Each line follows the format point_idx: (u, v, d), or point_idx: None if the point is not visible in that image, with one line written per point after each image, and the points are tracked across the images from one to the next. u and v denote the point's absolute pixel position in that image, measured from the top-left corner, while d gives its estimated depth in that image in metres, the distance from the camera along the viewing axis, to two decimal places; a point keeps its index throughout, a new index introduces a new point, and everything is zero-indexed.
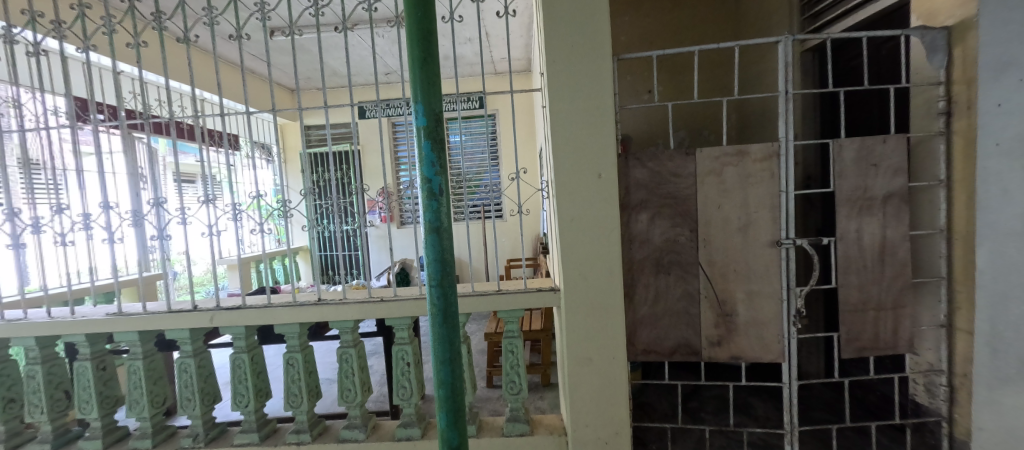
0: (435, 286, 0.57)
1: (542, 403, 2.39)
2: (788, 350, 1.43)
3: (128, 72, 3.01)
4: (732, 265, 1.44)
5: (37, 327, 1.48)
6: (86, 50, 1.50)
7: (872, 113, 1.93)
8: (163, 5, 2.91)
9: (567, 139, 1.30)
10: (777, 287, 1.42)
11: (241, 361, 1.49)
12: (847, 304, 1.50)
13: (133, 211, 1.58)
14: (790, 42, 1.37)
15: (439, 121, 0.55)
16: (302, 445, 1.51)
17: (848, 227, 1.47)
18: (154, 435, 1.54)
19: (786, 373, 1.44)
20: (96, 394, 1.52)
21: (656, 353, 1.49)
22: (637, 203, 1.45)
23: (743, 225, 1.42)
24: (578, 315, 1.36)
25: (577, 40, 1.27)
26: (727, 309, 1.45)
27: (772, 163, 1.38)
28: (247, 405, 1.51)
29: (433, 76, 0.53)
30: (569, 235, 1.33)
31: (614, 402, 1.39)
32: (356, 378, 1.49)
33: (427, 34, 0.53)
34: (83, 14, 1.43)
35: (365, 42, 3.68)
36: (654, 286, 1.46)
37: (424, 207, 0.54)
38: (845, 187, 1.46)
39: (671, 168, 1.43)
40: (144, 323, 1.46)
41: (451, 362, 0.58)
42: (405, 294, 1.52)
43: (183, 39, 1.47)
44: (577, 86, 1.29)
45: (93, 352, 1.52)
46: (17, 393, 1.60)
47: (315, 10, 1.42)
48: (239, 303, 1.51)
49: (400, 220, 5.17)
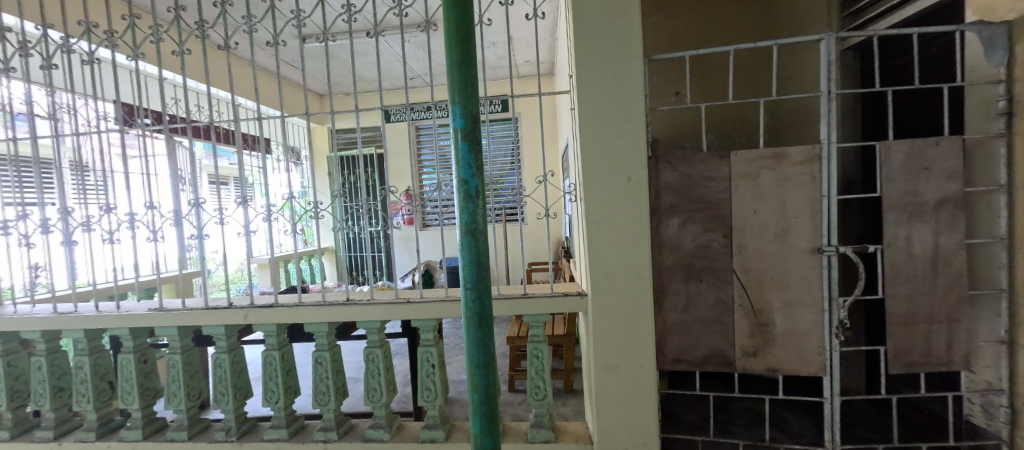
0: (469, 289, 0.59)
1: (565, 410, 2.35)
2: (830, 364, 1.35)
3: (172, 78, 3.20)
4: (769, 272, 1.37)
5: (84, 321, 1.56)
6: (136, 58, 1.56)
7: (922, 113, 1.81)
8: (207, 13, 3.10)
9: (595, 142, 1.29)
10: (817, 297, 1.34)
11: (272, 358, 1.53)
12: (895, 316, 1.41)
13: (174, 211, 1.64)
14: (833, 40, 1.31)
15: (476, 122, 0.57)
16: (329, 443, 1.51)
17: (895, 235, 1.38)
18: (189, 427, 1.59)
19: (827, 388, 1.36)
20: (138, 385, 1.59)
21: (686, 362, 1.44)
22: (667, 207, 1.41)
23: (781, 230, 1.35)
24: (605, 322, 1.34)
25: (604, 39, 1.26)
26: (763, 319, 1.39)
27: (814, 166, 1.32)
28: (277, 401, 1.54)
29: (469, 77, 0.56)
30: (596, 238, 1.31)
31: (641, 412, 1.36)
32: (382, 378, 1.51)
33: (466, 37, 0.56)
34: (133, 24, 1.49)
35: (395, 47, 3.80)
36: (684, 293, 1.42)
37: (462, 209, 0.57)
38: (892, 192, 1.37)
39: (702, 171, 1.38)
40: (182, 319, 1.52)
41: (485, 366, 0.60)
42: (431, 296, 1.52)
43: (224, 46, 1.51)
44: (610, 87, 1.27)
45: (135, 345, 1.58)
46: (65, 384, 1.69)
47: (349, 17, 1.45)
48: (271, 301, 1.55)
49: (423, 222, 5.22)
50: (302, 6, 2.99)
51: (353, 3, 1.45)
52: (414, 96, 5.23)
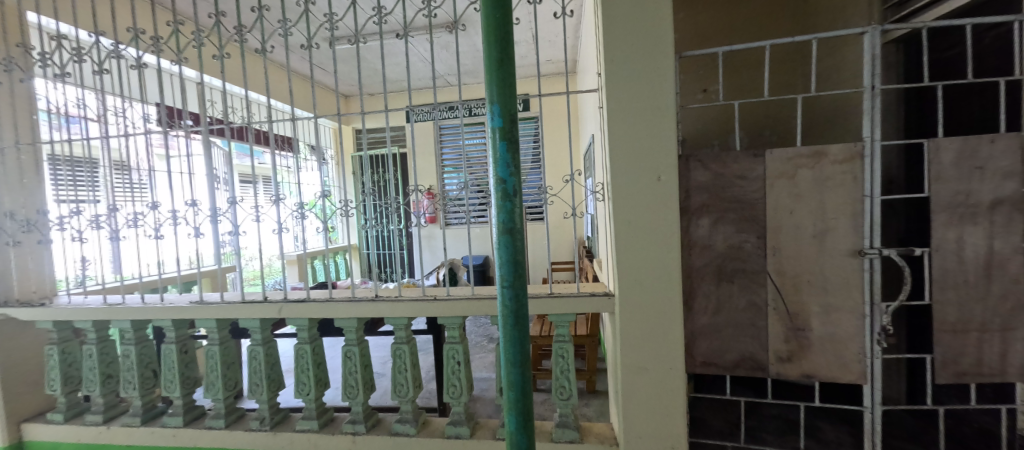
0: (506, 287, 0.60)
1: (588, 411, 2.34)
2: (871, 372, 1.29)
3: (211, 82, 3.34)
4: (806, 275, 1.32)
5: (131, 312, 1.65)
6: (178, 62, 1.63)
7: (974, 109, 1.70)
8: (244, 18, 3.22)
9: (623, 141, 1.27)
10: (858, 301, 1.29)
11: (303, 351, 1.58)
12: (943, 323, 1.34)
13: (213, 209, 1.71)
14: (878, 33, 1.25)
15: (513, 121, 0.57)
16: (358, 436, 1.55)
17: (945, 237, 1.31)
18: (226, 416, 1.66)
19: (868, 397, 1.31)
20: (179, 374, 1.67)
21: (716, 366, 1.41)
22: (698, 207, 1.38)
23: (819, 232, 1.30)
24: (632, 323, 1.32)
25: (635, 36, 1.24)
26: (799, 323, 1.34)
27: (856, 165, 1.26)
28: (308, 393, 1.59)
29: (508, 76, 0.56)
30: (624, 238, 1.30)
31: (668, 415, 1.33)
32: (409, 373, 1.54)
33: (504, 36, 0.56)
34: (177, 30, 1.56)
35: (426, 48, 3.86)
36: (715, 295, 1.39)
37: (499, 208, 0.58)
38: (942, 192, 1.30)
39: (736, 170, 1.34)
40: (221, 312, 1.59)
41: (520, 365, 0.61)
42: (458, 294, 1.54)
43: (261, 49, 1.56)
44: (641, 86, 1.25)
45: (177, 336, 1.67)
46: (113, 371, 1.80)
47: (379, 19, 1.47)
48: (304, 296, 1.61)
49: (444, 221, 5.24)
50: (335, 9, 3.08)
51: (383, 6, 1.47)
52: (447, 95, 5.30)
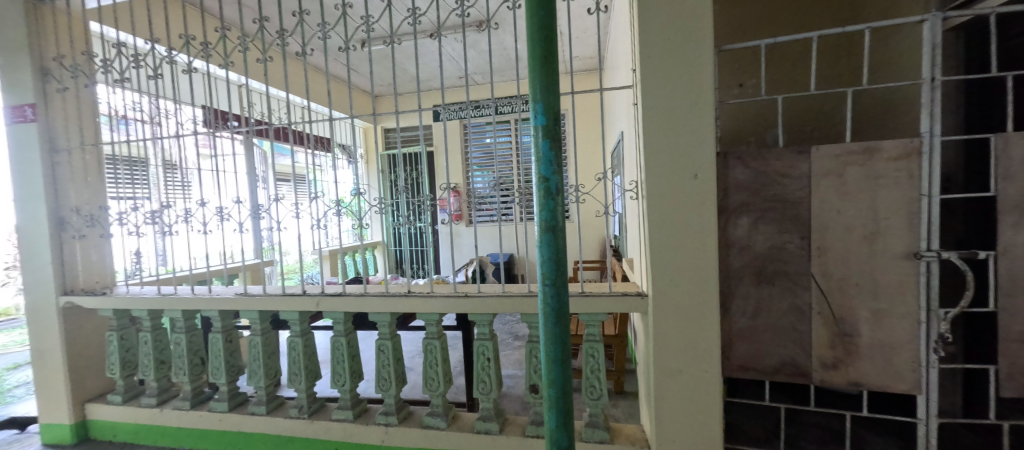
0: (548, 285, 0.60)
1: (617, 411, 2.31)
2: (926, 382, 1.21)
3: (253, 85, 3.51)
4: (855, 278, 1.25)
5: (182, 302, 1.76)
6: (225, 66, 1.72)
7: None
8: (285, 22, 3.36)
9: (658, 139, 1.24)
10: (913, 307, 1.21)
11: (339, 343, 1.63)
12: (1009, 332, 1.24)
13: (255, 206, 1.80)
14: (939, 21, 1.16)
15: (557, 119, 0.57)
16: (390, 427, 1.59)
17: (1014, 240, 1.21)
18: (267, 403, 1.74)
19: (923, 408, 1.23)
20: (225, 362, 1.77)
21: (754, 371, 1.38)
22: (737, 206, 1.34)
23: (870, 232, 1.23)
24: (666, 324, 1.29)
25: (671, 31, 1.21)
26: (846, 328, 1.28)
27: (912, 162, 1.18)
28: (344, 384, 1.65)
29: (551, 74, 0.56)
30: (658, 238, 1.27)
31: (703, 419, 1.30)
32: (440, 368, 1.56)
33: (548, 34, 0.56)
34: (225, 36, 1.64)
35: (459, 47, 3.91)
36: (754, 298, 1.35)
37: (541, 207, 0.58)
38: (1010, 191, 1.20)
39: (779, 168, 1.29)
40: (263, 303, 1.67)
41: (561, 363, 0.61)
42: (488, 291, 1.55)
43: (302, 53, 1.62)
44: (678, 82, 1.22)
45: (223, 326, 1.76)
46: (165, 357, 1.92)
47: (413, 20, 1.50)
48: (340, 291, 1.66)
49: (468, 219, 5.32)
50: (370, 11, 3.16)
51: (417, 7, 1.50)
52: (477, 93, 5.34)
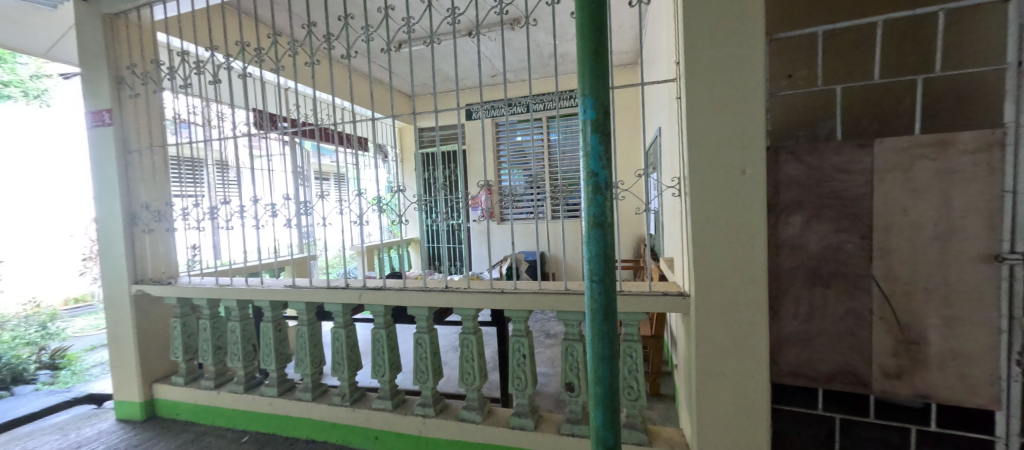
0: (595, 282, 0.59)
1: (655, 414, 2.26)
2: (1008, 397, 1.09)
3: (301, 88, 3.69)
4: (923, 281, 1.16)
5: (236, 292, 1.88)
6: (275, 70, 1.82)
7: None
8: (332, 27, 3.51)
9: (703, 134, 1.20)
10: (993, 315, 1.09)
11: (380, 335, 1.70)
12: None
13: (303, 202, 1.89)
14: None
15: (606, 113, 0.56)
16: (428, 418, 1.64)
17: None
18: (312, 390, 1.83)
19: (1002, 426, 1.11)
20: (275, 350, 1.88)
21: (806, 377, 1.33)
22: (788, 204, 1.29)
23: (942, 232, 1.13)
24: (709, 326, 1.25)
25: (718, 21, 1.16)
26: (912, 336, 1.18)
27: (994, 155, 1.05)
28: (383, 375, 1.71)
29: (601, 67, 0.55)
30: (702, 236, 1.23)
31: (748, 425, 1.25)
32: (476, 363, 1.59)
33: (598, 26, 0.55)
34: (276, 41, 1.73)
35: (496, 46, 3.94)
36: (807, 300, 1.30)
37: (589, 202, 0.57)
38: None
39: (836, 163, 1.22)
40: (311, 295, 1.76)
41: (608, 360, 0.60)
42: (525, 287, 1.56)
43: (346, 55, 1.69)
44: (725, 74, 1.17)
45: (273, 316, 1.87)
46: (222, 344, 2.07)
47: (453, 19, 1.53)
48: (381, 284, 1.72)
49: (500, 216, 5.35)
50: (412, 12, 3.24)
51: (457, 7, 1.52)
52: (516, 90, 5.34)
